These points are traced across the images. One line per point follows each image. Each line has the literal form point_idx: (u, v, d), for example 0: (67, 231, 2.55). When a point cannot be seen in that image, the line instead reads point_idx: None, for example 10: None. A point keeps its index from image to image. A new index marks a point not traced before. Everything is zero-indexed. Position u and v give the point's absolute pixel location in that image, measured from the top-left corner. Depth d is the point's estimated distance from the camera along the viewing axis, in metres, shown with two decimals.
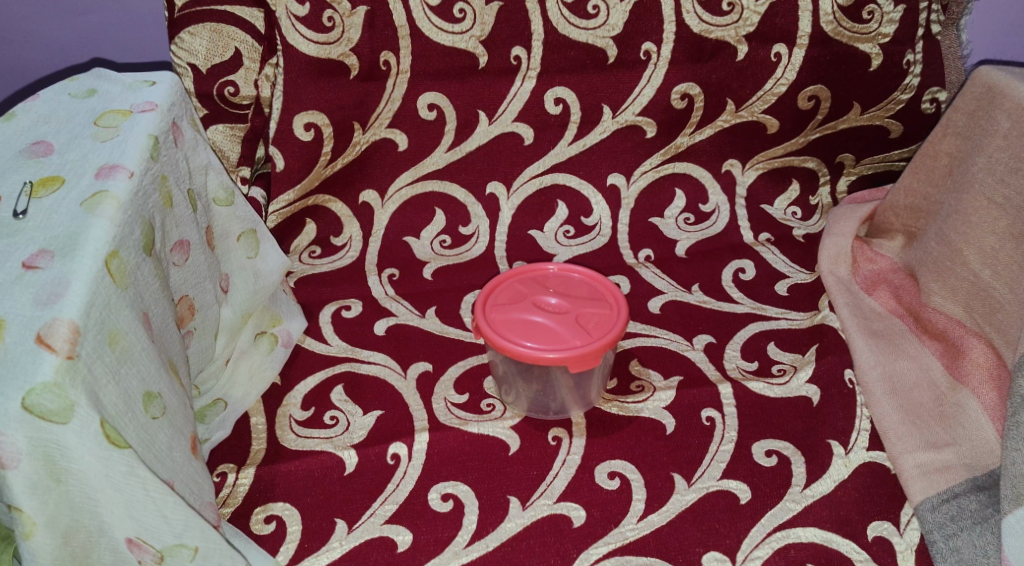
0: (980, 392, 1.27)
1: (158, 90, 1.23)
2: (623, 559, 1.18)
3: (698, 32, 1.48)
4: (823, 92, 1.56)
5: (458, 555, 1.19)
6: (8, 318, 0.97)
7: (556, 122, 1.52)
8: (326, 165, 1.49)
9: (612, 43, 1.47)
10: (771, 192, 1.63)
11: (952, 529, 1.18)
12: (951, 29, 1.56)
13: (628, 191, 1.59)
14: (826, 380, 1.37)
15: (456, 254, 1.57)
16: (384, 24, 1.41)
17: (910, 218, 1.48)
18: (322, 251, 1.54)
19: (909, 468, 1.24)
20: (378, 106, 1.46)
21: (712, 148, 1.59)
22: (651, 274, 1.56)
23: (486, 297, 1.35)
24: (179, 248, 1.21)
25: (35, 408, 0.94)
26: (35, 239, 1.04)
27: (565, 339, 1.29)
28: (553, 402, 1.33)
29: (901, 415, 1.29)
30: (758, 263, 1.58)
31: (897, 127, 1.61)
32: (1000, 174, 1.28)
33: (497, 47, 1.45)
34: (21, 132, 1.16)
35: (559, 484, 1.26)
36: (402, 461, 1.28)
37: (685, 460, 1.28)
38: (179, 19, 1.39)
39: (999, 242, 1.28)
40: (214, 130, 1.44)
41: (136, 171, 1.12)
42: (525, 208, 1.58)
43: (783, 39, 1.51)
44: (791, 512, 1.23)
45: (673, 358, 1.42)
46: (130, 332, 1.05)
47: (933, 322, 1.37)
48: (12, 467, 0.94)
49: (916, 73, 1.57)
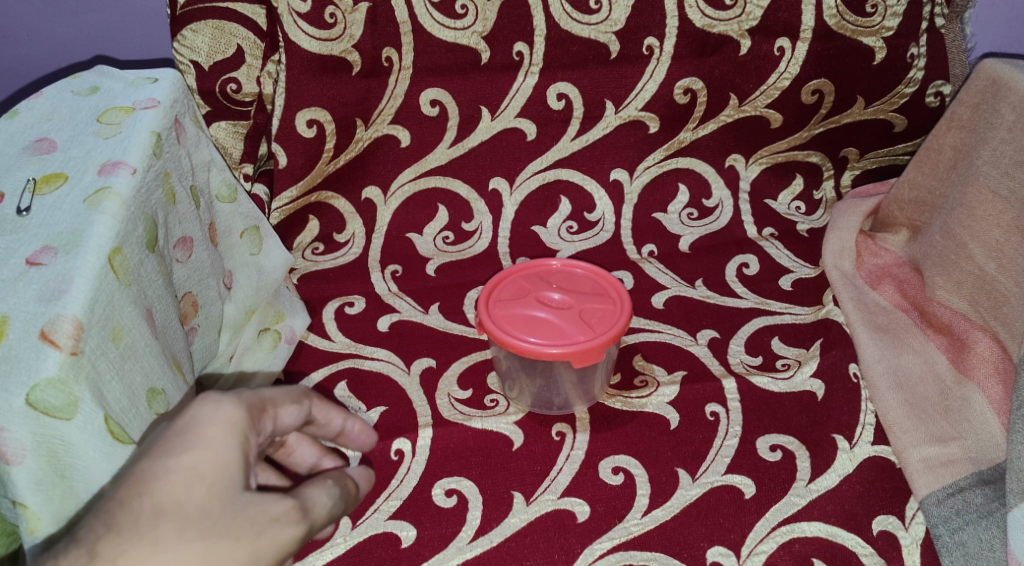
0: (986, 385, 1.27)
1: (160, 87, 1.23)
2: (628, 554, 1.18)
3: (700, 26, 1.48)
4: (827, 86, 1.56)
5: (462, 551, 1.19)
6: (11, 314, 0.98)
7: (559, 117, 1.52)
8: (328, 162, 1.49)
9: (614, 38, 1.47)
10: (775, 186, 1.64)
11: (957, 523, 1.18)
12: (955, 22, 1.55)
13: (631, 187, 1.59)
14: (830, 374, 1.37)
15: (459, 250, 1.57)
16: (386, 20, 1.41)
17: (914, 212, 1.47)
18: (325, 247, 1.55)
19: (914, 462, 1.24)
20: (380, 102, 1.46)
21: (715, 143, 1.59)
22: (654, 269, 1.56)
23: (489, 293, 1.36)
24: (181, 245, 1.21)
25: (40, 404, 0.95)
26: (39, 236, 1.05)
27: (568, 334, 1.29)
28: (557, 396, 1.33)
29: (906, 408, 1.29)
30: (761, 258, 1.57)
31: (902, 120, 1.61)
32: (1004, 167, 1.28)
33: (499, 43, 1.45)
34: (23, 130, 1.17)
35: (563, 479, 1.26)
36: (405, 456, 1.28)
37: (689, 455, 1.28)
38: (180, 17, 1.37)
39: (1003, 235, 1.28)
40: (216, 127, 1.43)
41: (138, 167, 1.12)
42: (528, 203, 1.58)
43: (786, 33, 1.51)
44: (795, 507, 1.22)
45: (676, 353, 1.41)
46: (132, 328, 1.05)
47: (939, 316, 1.37)
48: (15, 462, 0.95)
49: (920, 67, 1.56)
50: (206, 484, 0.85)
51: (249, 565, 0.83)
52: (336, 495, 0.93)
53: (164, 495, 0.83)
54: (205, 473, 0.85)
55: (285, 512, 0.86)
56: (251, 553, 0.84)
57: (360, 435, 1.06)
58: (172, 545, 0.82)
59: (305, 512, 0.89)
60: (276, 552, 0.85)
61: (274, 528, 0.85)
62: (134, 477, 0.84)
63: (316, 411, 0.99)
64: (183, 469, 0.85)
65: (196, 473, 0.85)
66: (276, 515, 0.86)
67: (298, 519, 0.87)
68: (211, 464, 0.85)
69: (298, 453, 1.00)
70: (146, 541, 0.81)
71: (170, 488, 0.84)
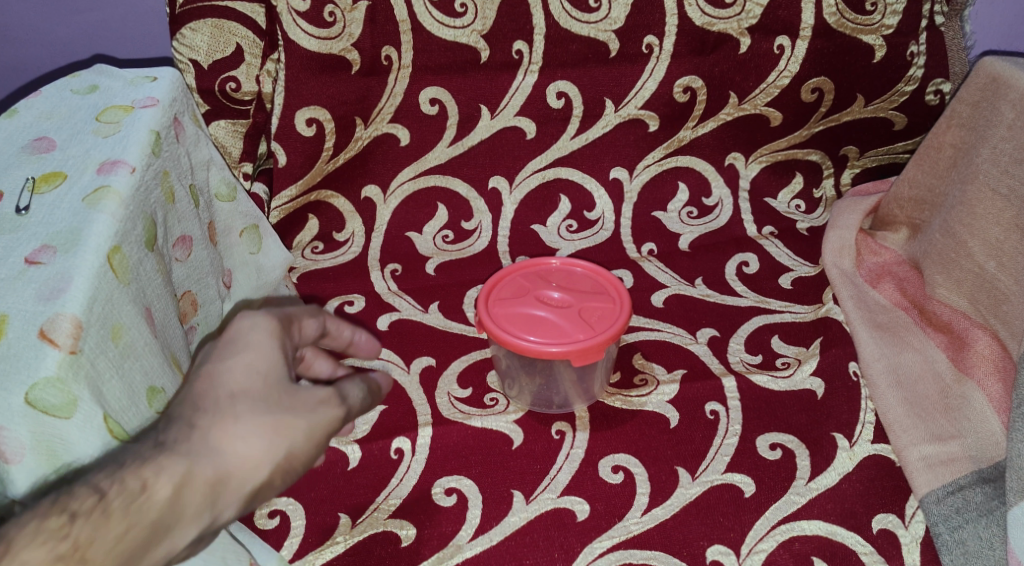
0: (986, 384, 1.27)
1: (159, 86, 1.23)
2: (628, 552, 1.18)
3: (700, 24, 1.48)
4: (826, 84, 1.56)
5: (462, 550, 1.19)
6: (10, 313, 0.98)
7: (559, 116, 1.52)
8: (328, 161, 1.49)
9: (614, 37, 1.47)
10: (775, 184, 1.64)
11: (957, 521, 1.18)
12: (955, 20, 1.55)
13: (630, 185, 1.59)
14: (830, 373, 1.37)
15: (458, 249, 1.57)
16: (386, 19, 1.41)
17: (914, 210, 1.47)
18: (325, 246, 1.54)
19: (914, 461, 1.24)
20: (379, 101, 1.46)
21: (714, 141, 1.59)
22: (654, 267, 1.55)
23: (488, 292, 1.36)
24: (180, 244, 1.21)
25: (38, 403, 0.95)
26: (38, 234, 1.05)
27: (568, 333, 1.29)
28: (556, 395, 1.33)
29: (906, 407, 1.29)
30: (761, 256, 1.57)
31: (901, 118, 1.61)
32: (1004, 165, 1.28)
33: (498, 41, 1.45)
34: (22, 129, 1.17)
35: (562, 478, 1.26)
36: (405, 455, 1.28)
37: (689, 454, 1.28)
38: (180, 15, 1.37)
39: (1003, 233, 1.28)
40: (215, 126, 1.44)
41: (137, 166, 1.12)
42: (527, 202, 1.58)
43: (786, 31, 1.51)
44: (795, 505, 1.22)
45: (676, 352, 1.41)
46: (131, 328, 1.05)
47: (938, 314, 1.37)
48: (14, 461, 0.95)
49: (920, 65, 1.56)
50: (263, 375, 0.94)
51: (308, 437, 0.93)
52: (364, 391, 1.02)
53: (234, 383, 0.93)
54: (259, 366, 0.95)
55: (329, 397, 0.97)
56: (311, 428, 0.94)
57: (367, 345, 1.15)
58: (247, 421, 0.91)
59: (342, 400, 0.98)
60: (327, 428, 0.95)
61: (321, 410, 0.95)
62: (202, 376, 0.93)
63: (330, 323, 1.09)
64: (240, 364, 0.94)
65: (253, 367, 0.94)
66: (321, 399, 0.96)
67: (338, 404, 0.97)
68: (262, 360, 0.95)
69: (318, 365, 1.12)
70: (227, 418, 0.90)
71: (235, 381, 0.93)
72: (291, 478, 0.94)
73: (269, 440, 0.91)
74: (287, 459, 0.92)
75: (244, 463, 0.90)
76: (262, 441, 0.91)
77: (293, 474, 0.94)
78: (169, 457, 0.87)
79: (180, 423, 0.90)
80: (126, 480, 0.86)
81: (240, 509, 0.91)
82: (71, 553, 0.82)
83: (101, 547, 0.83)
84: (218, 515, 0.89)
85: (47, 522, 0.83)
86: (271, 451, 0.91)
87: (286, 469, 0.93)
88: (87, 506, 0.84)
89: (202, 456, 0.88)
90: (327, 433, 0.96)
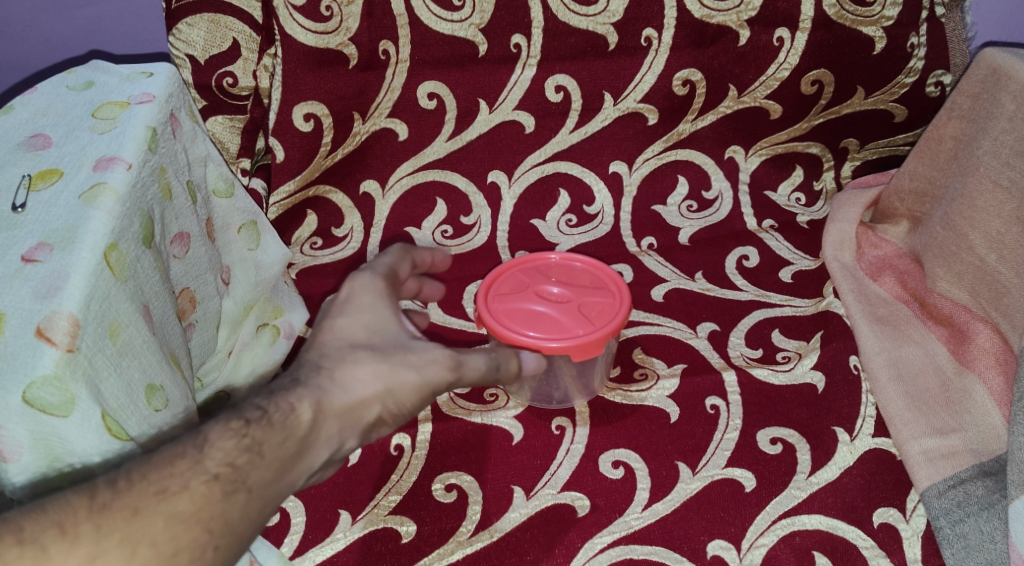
0: (986, 376, 1.27)
1: (156, 82, 1.22)
2: (629, 547, 1.18)
3: (698, 17, 1.47)
4: (827, 77, 1.55)
5: (462, 545, 1.18)
6: (8, 311, 0.98)
7: (557, 110, 1.52)
8: (327, 155, 1.49)
9: (613, 30, 1.46)
10: (775, 177, 1.63)
11: (958, 515, 1.17)
12: (955, 11, 1.54)
13: (630, 179, 1.59)
14: (831, 367, 1.36)
15: (458, 244, 1.56)
16: (383, 13, 1.40)
17: (914, 202, 1.47)
18: (323, 242, 1.53)
19: (915, 455, 1.23)
20: (378, 95, 1.46)
21: (713, 134, 1.58)
22: (655, 261, 1.55)
23: (487, 288, 1.35)
24: (179, 240, 1.21)
25: (36, 402, 0.95)
26: (35, 232, 1.04)
27: (567, 327, 1.28)
28: (556, 390, 1.33)
29: (907, 400, 1.28)
30: (761, 250, 1.56)
31: (902, 110, 1.60)
32: (1005, 157, 1.27)
33: (497, 35, 1.45)
34: (19, 125, 1.17)
35: (563, 474, 1.25)
36: (406, 452, 1.28)
37: (689, 449, 1.27)
38: (177, 10, 1.37)
39: (1003, 226, 1.28)
40: (214, 121, 1.43)
41: (134, 162, 1.11)
42: (526, 196, 1.57)
43: (786, 23, 1.50)
44: (796, 500, 1.22)
45: (675, 346, 1.41)
46: (130, 325, 1.04)
47: (939, 307, 1.37)
48: (12, 459, 0.96)
49: (920, 56, 1.55)
50: (375, 332, 1.06)
51: (417, 386, 1.04)
52: (490, 364, 1.13)
53: (354, 338, 1.05)
54: (371, 323, 1.07)
55: (442, 358, 1.06)
56: (420, 383, 1.05)
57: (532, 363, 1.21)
58: (365, 369, 1.02)
59: (460, 365, 1.08)
60: (436, 385, 1.06)
61: (433, 367, 1.06)
62: (321, 329, 1.07)
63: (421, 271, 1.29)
64: (357, 320, 1.07)
65: (368, 323, 1.07)
66: (435, 358, 1.06)
67: (453, 366, 1.07)
68: (375, 318, 1.08)
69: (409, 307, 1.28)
70: (346, 363, 1.02)
71: (350, 333, 1.06)
72: (399, 418, 1.06)
73: (383, 386, 1.03)
74: (396, 402, 1.04)
75: (358, 402, 1.01)
76: (375, 388, 1.02)
77: (400, 416, 1.06)
78: (304, 389, 0.99)
79: (311, 364, 1.02)
80: (280, 401, 0.98)
81: (360, 440, 1.03)
82: (252, 447, 0.94)
83: (271, 447, 0.95)
84: (344, 442, 1.02)
85: (230, 424, 0.95)
86: (382, 394, 1.03)
87: (393, 412, 1.04)
88: (257, 416, 0.96)
89: (331, 392, 1.00)
90: (435, 388, 1.07)
